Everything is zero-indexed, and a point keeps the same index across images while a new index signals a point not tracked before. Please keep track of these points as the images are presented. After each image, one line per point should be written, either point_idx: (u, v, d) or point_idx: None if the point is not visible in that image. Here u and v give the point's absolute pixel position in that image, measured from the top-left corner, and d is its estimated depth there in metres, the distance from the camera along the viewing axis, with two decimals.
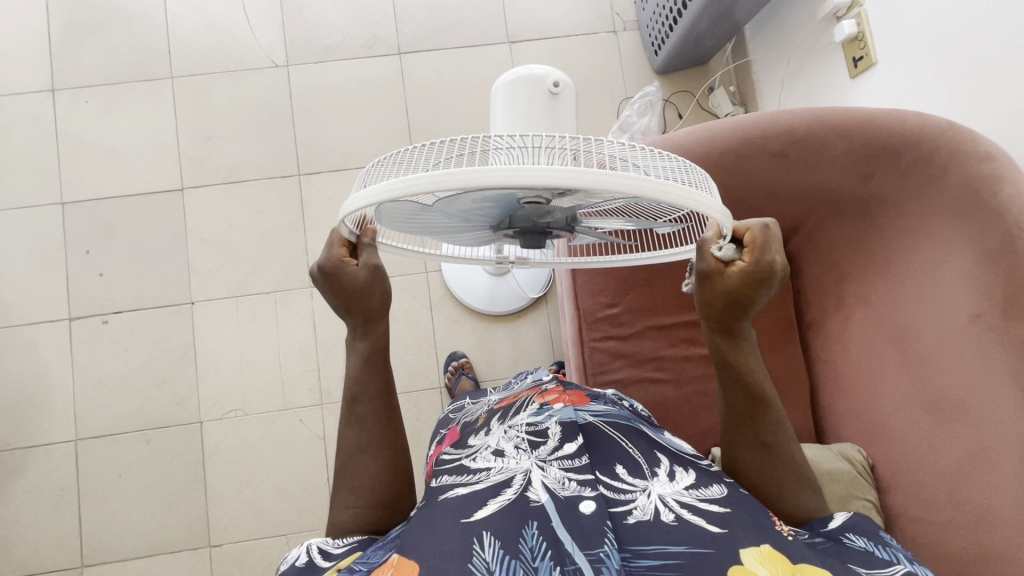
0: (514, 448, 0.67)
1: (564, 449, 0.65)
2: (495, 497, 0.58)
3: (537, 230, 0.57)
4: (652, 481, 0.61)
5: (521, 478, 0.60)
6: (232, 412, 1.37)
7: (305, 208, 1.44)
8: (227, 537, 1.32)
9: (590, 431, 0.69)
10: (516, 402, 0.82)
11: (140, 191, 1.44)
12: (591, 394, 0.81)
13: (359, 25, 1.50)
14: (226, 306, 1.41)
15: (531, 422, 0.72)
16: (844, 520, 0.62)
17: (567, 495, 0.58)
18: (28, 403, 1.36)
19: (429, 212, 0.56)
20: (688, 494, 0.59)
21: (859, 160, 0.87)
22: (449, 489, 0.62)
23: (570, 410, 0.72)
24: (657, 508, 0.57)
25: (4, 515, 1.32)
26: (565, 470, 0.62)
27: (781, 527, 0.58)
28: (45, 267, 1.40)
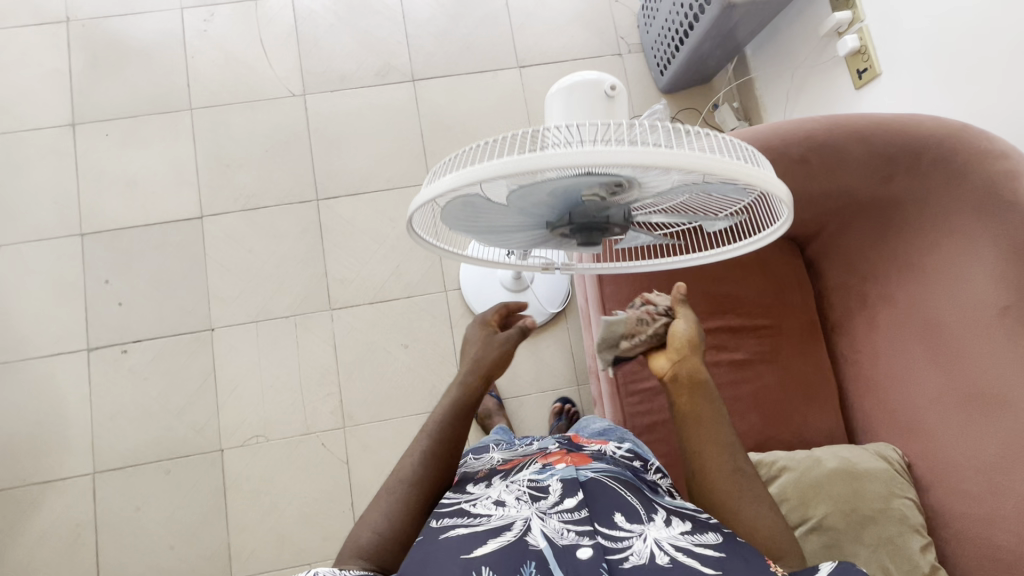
0: (515, 499, 0.69)
1: (565, 503, 0.67)
2: (495, 537, 0.61)
3: (596, 225, 0.56)
4: (648, 525, 0.64)
5: (521, 523, 0.63)
6: (254, 439, 1.35)
7: (324, 232, 1.46)
8: (249, 569, 1.29)
9: (591, 485, 0.71)
10: (519, 462, 0.82)
11: (159, 220, 1.45)
12: (594, 454, 0.82)
13: (372, 54, 1.55)
14: (246, 331, 1.40)
15: (533, 478, 0.74)
16: (833, 571, 0.55)
17: (565, 543, 0.60)
18: (43, 435, 1.34)
19: (488, 212, 0.57)
20: (683, 538, 0.62)
21: (877, 166, 0.90)
22: (446, 527, 0.65)
23: (571, 469, 0.74)
24: (652, 552, 0.60)
25: (19, 554, 1.28)
26: (564, 521, 0.64)
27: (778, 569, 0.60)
28: (64, 297, 1.40)
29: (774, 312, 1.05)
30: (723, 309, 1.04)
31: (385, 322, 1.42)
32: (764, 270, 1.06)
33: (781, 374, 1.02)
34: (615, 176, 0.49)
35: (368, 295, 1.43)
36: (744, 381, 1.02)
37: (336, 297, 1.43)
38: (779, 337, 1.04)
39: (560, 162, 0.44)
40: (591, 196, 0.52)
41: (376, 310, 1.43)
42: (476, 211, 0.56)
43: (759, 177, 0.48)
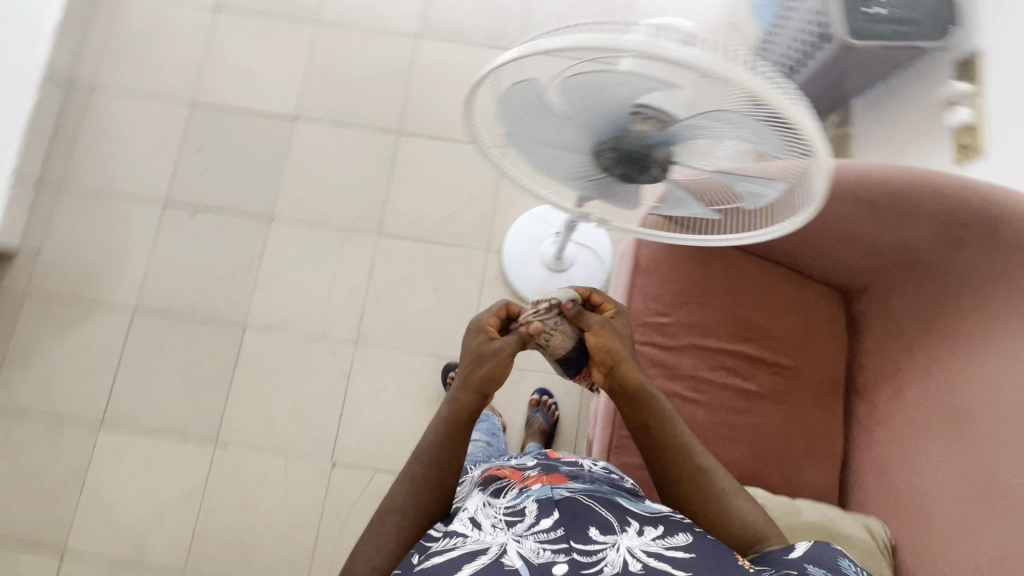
0: (491, 522, 0.71)
1: (541, 524, 0.69)
2: (470, 562, 0.63)
3: (638, 157, 0.56)
4: (621, 535, 0.68)
5: (496, 548, 0.65)
6: (275, 326, 1.44)
7: (396, 163, 1.54)
8: (234, 439, 1.39)
9: (566, 503, 0.73)
10: (497, 476, 0.84)
11: (259, 111, 1.58)
12: (570, 474, 0.85)
13: (491, 17, 1.63)
14: (300, 230, 1.50)
15: (509, 501, 0.76)
16: (807, 548, 0.67)
17: (541, 563, 0.63)
18: (105, 263, 1.48)
19: (546, 113, 0.57)
20: (654, 545, 0.67)
21: (931, 228, 0.88)
22: (424, 561, 0.65)
23: (547, 488, 0.76)
24: (625, 560, 0.64)
25: (52, 355, 1.43)
26: (540, 542, 0.67)
27: (743, 562, 0.66)
28: (160, 155, 1.55)
29: (799, 353, 1.02)
30: (748, 335, 1.02)
31: (426, 262, 1.48)
32: (801, 309, 1.04)
33: (787, 417, 0.99)
34: (675, 89, 0.48)
35: (417, 232, 1.50)
36: (751, 413, 0.99)
37: (387, 225, 1.50)
38: (798, 378, 1.01)
39: (621, 44, 0.43)
40: (641, 125, 0.53)
41: (420, 249, 1.49)
42: (534, 106, 0.56)
43: (816, 134, 0.46)
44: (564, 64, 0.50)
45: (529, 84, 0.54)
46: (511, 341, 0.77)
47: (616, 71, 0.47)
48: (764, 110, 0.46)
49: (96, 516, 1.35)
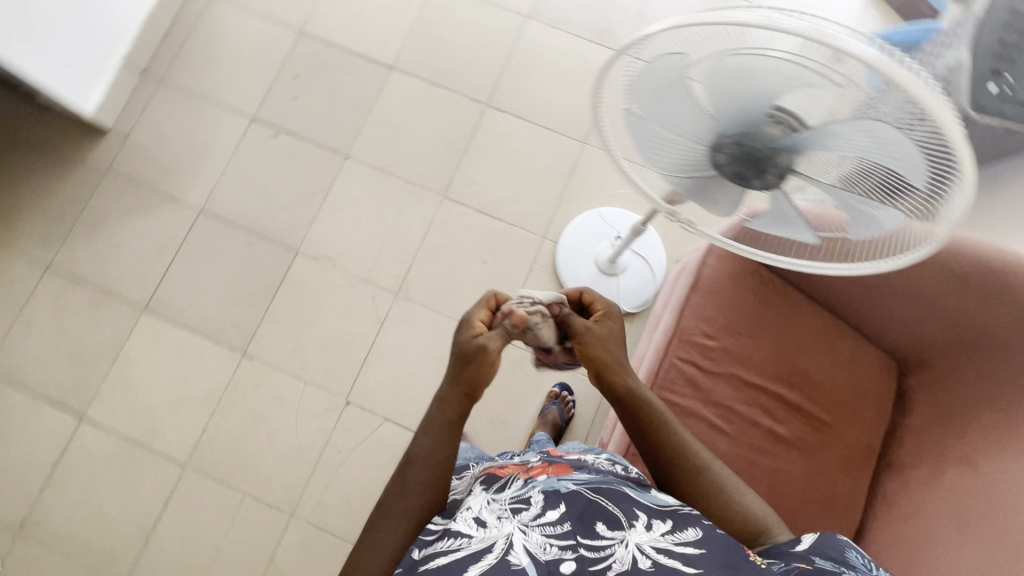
0: (496, 517, 0.72)
1: (547, 516, 0.71)
2: (476, 562, 0.64)
3: (762, 156, 0.57)
4: (629, 532, 0.68)
5: (502, 543, 0.66)
6: (325, 259, 1.48)
7: (476, 133, 1.56)
8: (261, 354, 1.43)
9: (571, 497, 0.75)
10: (502, 475, 0.86)
11: (360, 52, 1.62)
12: (575, 464, 0.86)
13: (603, 15, 1.63)
14: (370, 174, 1.53)
15: (514, 494, 0.77)
16: (811, 540, 0.71)
17: (548, 558, 0.64)
18: (184, 161, 1.55)
19: (679, 95, 0.56)
20: (664, 540, 0.67)
21: (982, 300, 0.87)
22: (428, 559, 0.67)
23: (552, 482, 0.78)
24: (634, 557, 0.65)
25: (116, 233, 1.50)
26: (546, 535, 0.68)
27: (756, 556, 0.69)
28: (258, 73, 1.60)
29: (839, 412, 0.99)
30: (790, 381, 1.00)
31: (481, 234, 1.50)
32: (852, 368, 1.01)
33: (809, 471, 0.96)
34: (830, 89, 0.48)
35: (480, 203, 1.51)
36: (774, 457, 0.97)
37: (453, 189, 1.52)
38: (832, 436, 0.98)
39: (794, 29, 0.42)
40: (777, 124, 0.53)
41: (479, 220, 1.51)
42: (669, 85, 0.56)
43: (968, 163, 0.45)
44: (717, 45, 0.50)
45: (671, 61, 0.53)
46: (498, 334, 0.77)
47: (774, 58, 0.47)
48: (925, 126, 0.45)
49: (121, 393, 1.42)
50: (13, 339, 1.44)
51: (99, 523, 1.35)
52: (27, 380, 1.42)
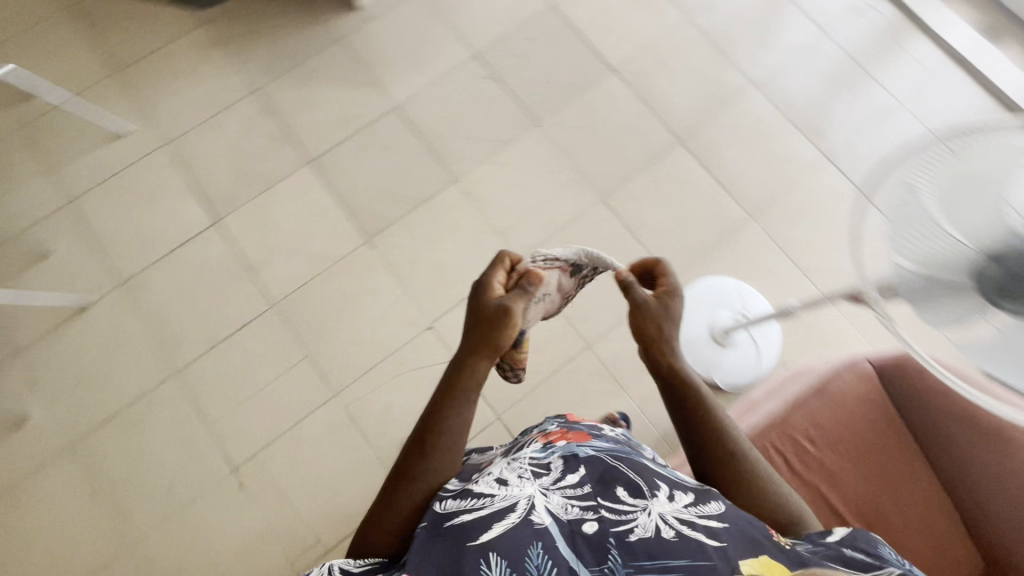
0: (517, 476, 0.74)
1: (567, 479, 0.74)
2: (501, 521, 0.67)
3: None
4: (652, 501, 0.70)
5: (525, 504, 0.69)
6: (474, 198, 1.55)
7: (657, 161, 1.60)
8: (380, 250, 1.51)
9: (592, 461, 0.76)
10: (521, 440, 0.88)
11: (593, 43, 1.69)
12: (592, 430, 0.86)
13: (824, 117, 1.64)
14: (548, 148, 1.60)
15: (534, 455, 0.79)
16: (843, 533, 0.65)
17: (570, 518, 0.68)
18: (402, 61, 1.67)
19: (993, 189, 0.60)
20: (687, 512, 0.68)
21: None
22: (452, 513, 0.69)
23: (572, 447, 0.79)
24: (657, 525, 0.66)
25: (319, 92, 1.63)
26: (567, 496, 0.71)
27: (780, 538, 0.66)
28: (499, 19, 1.70)
29: None
30: (869, 524, 0.95)
31: (619, 248, 1.52)
32: (939, 548, 0.94)
33: None
34: None
35: (630, 221, 1.54)
36: None
37: (613, 197, 1.56)
38: None
39: None
40: None
41: (624, 237, 1.53)
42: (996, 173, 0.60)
43: None
44: None
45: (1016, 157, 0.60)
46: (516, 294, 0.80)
47: None
48: None
49: (255, 223, 1.53)
50: (198, 136, 1.60)
51: (184, 320, 1.46)
52: (192, 175, 1.57)
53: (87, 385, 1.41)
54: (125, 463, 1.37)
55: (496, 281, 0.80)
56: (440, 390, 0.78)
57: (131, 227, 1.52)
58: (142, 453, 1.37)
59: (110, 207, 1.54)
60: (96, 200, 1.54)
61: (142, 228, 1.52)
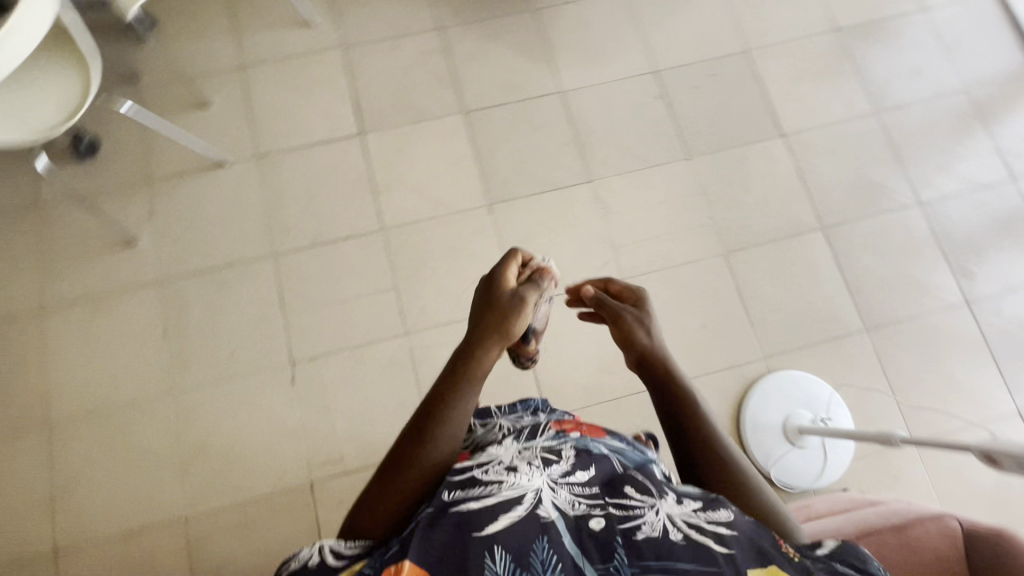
0: (526, 463, 0.70)
1: (576, 475, 0.71)
2: (506, 511, 0.62)
3: None
4: (661, 502, 0.66)
5: (533, 495, 0.65)
6: (601, 205, 1.54)
7: (791, 239, 1.54)
8: (496, 218, 1.52)
9: (601, 459, 0.75)
10: (531, 425, 0.86)
11: (771, 103, 1.64)
12: (605, 431, 0.87)
13: (980, 260, 1.54)
14: (690, 186, 1.57)
15: (546, 444, 0.77)
16: (834, 547, 0.65)
17: (577, 515, 0.64)
18: (583, 51, 1.67)
19: None
20: (696, 516, 0.64)
21: None
22: (457, 500, 0.64)
23: (583, 442, 0.78)
24: (665, 525, 0.62)
25: (496, 51, 1.66)
26: (575, 494, 0.67)
27: (785, 548, 0.64)
28: (689, 47, 1.68)
29: None
30: None
31: (722, 307, 1.48)
32: None
33: None
34: None
35: (743, 286, 1.50)
36: None
37: (735, 257, 1.52)
38: None
39: None
40: None
41: (731, 298, 1.49)
42: None
43: None
44: None
45: None
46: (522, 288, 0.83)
47: None
48: None
49: (392, 148, 1.56)
50: (372, 51, 1.64)
51: (298, 212, 1.51)
52: (353, 83, 1.62)
53: (195, 236, 1.48)
54: (201, 319, 1.42)
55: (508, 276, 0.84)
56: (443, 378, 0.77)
57: (284, 109, 1.59)
58: (219, 316, 1.43)
59: (273, 85, 1.61)
60: (263, 74, 1.61)
61: (293, 115, 1.58)
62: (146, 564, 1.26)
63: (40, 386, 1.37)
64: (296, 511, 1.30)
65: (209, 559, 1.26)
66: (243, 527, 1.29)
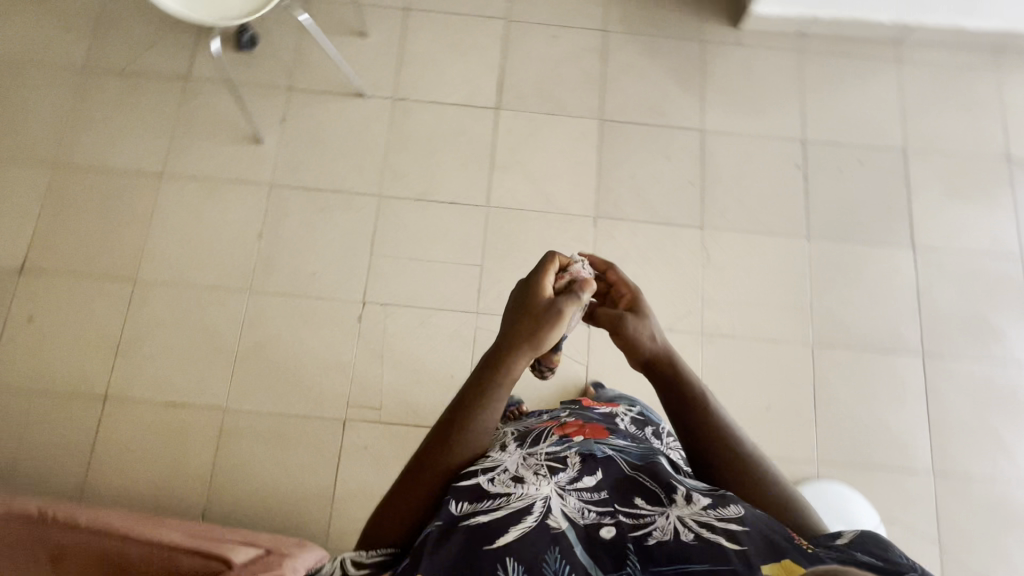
0: (532, 474, 0.69)
1: (583, 481, 0.69)
2: (517, 523, 0.61)
3: None
4: (671, 505, 0.63)
5: (541, 505, 0.64)
6: (706, 255, 1.50)
7: (887, 354, 1.46)
8: (599, 233, 1.50)
9: (607, 463, 0.73)
10: (536, 431, 0.85)
11: (913, 211, 1.55)
12: (608, 431, 0.86)
13: None
14: (801, 267, 1.51)
15: (550, 451, 0.75)
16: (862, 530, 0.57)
17: (586, 523, 0.63)
18: (737, 98, 1.62)
19: None
20: (707, 514, 0.61)
21: None
22: (467, 514, 0.63)
23: (589, 445, 0.77)
24: (676, 529, 0.60)
25: (652, 71, 1.62)
26: (583, 501, 0.66)
27: (802, 538, 0.57)
28: (846, 128, 1.60)
29: None
30: None
31: (793, 397, 1.42)
32: None
33: None
34: None
35: (821, 384, 1.44)
36: None
37: (823, 352, 1.45)
38: None
39: None
40: None
41: (804, 391, 1.43)
42: None
43: None
44: None
45: None
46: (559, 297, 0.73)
47: None
48: None
49: (522, 132, 1.56)
50: (534, 32, 1.63)
51: (415, 163, 1.52)
52: (505, 57, 1.61)
53: (314, 154, 1.51)
54: (296, 233, 1.46)
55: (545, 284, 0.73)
56: (468, 384, 0.70)
57: (432, 61, 1.60)
58: (312, 236, 1.46)
59: (430, 35, 1.61)
60: (425, 21, 1.62)
61: (439, 68, 1.59)
62: (178, 439, 1.33)
63: (139, 245, 1.44)
64: (325, 440, 1.33)
65: (234, 454, 1.32)
66: (274, 438, 1.33)
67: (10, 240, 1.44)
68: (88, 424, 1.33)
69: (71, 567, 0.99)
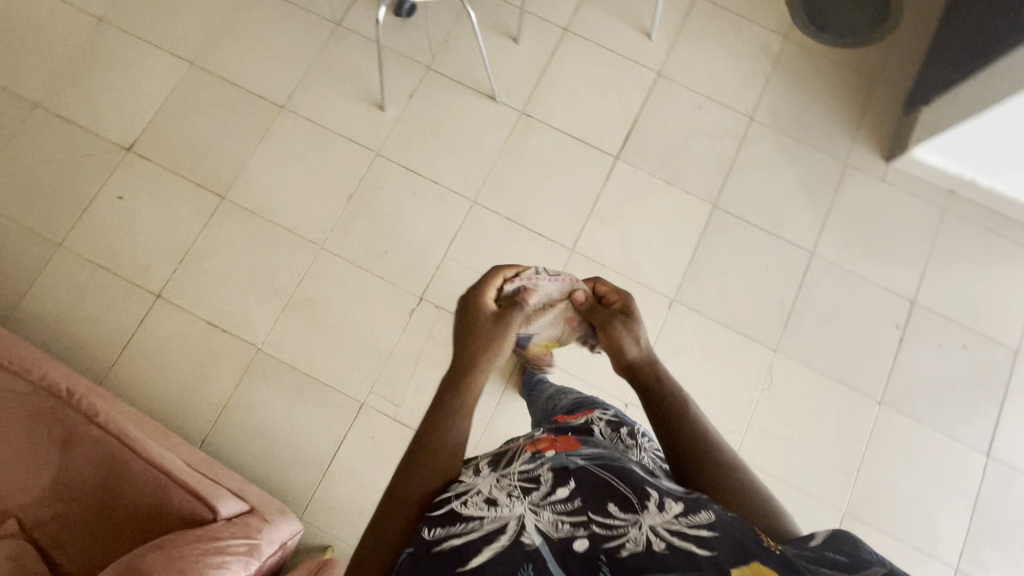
0: (505, 494, 0.64)
1: (557, 494, 0.63)
2: (489, 544, 0.57)
3: None
4: (642, 513, 0.57)
5: (515, 524, 0.59)
6: (769, 380, 1.42)
7: (919, 551, 1.35)
8: (670, 317, 1.44)
9: (580, 471, 0.66)
10: (508, 451, 0.78)
11: (1002, 416, 1.43)
12: (582, 438, 0.78)
13: None
14: (861, 429, 1.41)
15: (523, 470, 0.69)
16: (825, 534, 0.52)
17: (560, 537, 0.57)
18: (859, 233, 1.52)
19: None
20: (677, 521, 0.55)
21: None
22: (442, 537, 0.60)
23: (561, 458, 0.70)
24: (647, 539, 0.54)
25: (782, 175, 1.55)
26: (557, 514, 0.60)
27: (770, 543, 0.52)
28: (962, 306, 1.49)
29: None
30: None
31: None
32: None
33: None
34: None
35: None
36: None
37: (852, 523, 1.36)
38: None
39: None
40: None
41: None
42: None
43: None
44: None
45: None
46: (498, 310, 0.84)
47: None
48: None
49: (632, 189, 1.51)
50: (679, 95, 1.58)
51: (518, 182, 1.50)
52: (642, 110, 1.56)
53: (427, 139, 1.51)
54: (382, 207, 1.46)
55: (483, 302, 0.85)
56: (428, 414, 0.73)
57: (570, 89, 1.56)
58: (396, 216, 1.46)
59: (577, 63, 1.58)
60: (577, 48, 1.59)
61: (574, 99, 1.56)
62: (206, 360, 1.35)
63: (237, 167, 1.47)
64: (337, 415, 1.33)
65: (251, 394, 1.34)
66: (293, 393, 1.34)
67: (128, 117, 1.50)
68: (133, 317, 1.37)
69: (76, 453, 0.98)
